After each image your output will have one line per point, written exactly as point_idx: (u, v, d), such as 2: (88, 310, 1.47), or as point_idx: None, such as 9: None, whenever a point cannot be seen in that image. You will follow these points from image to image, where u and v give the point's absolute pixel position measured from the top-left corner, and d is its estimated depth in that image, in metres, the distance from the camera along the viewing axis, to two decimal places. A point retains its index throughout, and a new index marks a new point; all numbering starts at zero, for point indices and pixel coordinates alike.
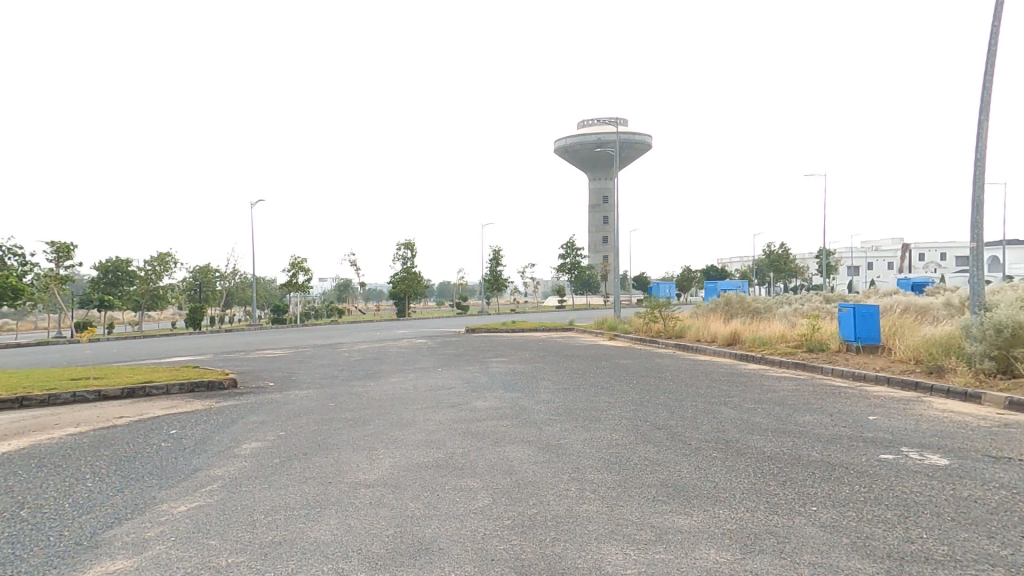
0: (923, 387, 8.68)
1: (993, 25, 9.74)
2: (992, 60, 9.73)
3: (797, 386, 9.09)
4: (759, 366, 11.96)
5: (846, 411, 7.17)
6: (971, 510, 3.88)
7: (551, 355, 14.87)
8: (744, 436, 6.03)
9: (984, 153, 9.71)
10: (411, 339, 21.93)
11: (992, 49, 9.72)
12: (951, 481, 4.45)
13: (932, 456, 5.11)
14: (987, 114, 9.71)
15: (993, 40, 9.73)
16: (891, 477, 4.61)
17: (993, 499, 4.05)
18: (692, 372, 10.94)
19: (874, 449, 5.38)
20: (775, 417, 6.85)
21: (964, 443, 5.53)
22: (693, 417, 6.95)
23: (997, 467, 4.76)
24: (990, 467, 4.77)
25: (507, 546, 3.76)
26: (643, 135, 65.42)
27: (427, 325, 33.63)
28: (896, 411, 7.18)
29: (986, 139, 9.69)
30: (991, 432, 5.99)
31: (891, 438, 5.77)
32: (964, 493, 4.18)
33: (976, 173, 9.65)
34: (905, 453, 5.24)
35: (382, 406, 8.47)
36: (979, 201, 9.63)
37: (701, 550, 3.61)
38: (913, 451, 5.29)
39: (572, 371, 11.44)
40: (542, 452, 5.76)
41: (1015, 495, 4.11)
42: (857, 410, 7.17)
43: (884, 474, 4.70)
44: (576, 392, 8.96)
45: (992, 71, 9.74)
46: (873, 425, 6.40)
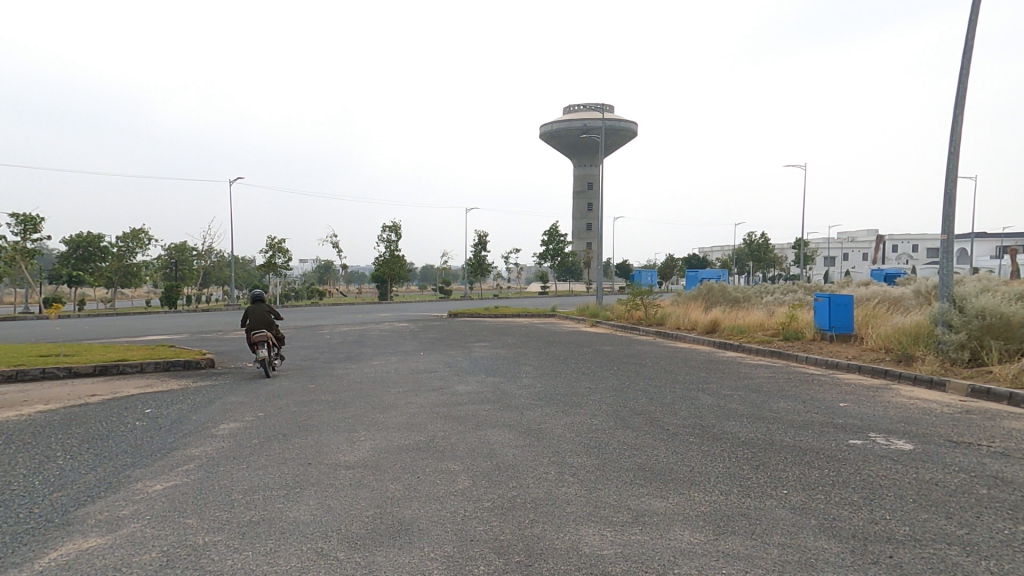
0: (891, 373, 9.01)
1: (971, 18, 9.88)
2: (968, 53, 9.93)
3: (772, 374, 9.32)
4: (736, 354, 12.24)
5: (818, 398, 7.35)
6: (931, 493, 4.04)
7: (533, 340, 15.00)
8: (720, 421, 6.17)
9: (956, 150, 9.94)
10: (394, 323, 22.00)
11: (969, 40, 9.91)
12: (913, 465, 4.63)
13: (898, 441, 5.30)
14: (961, 110, 9.93)
15: (971, 36, 9.90)
16: (858, 461, 4.79)
17: (952, 483, 4.22)
18: (671, 359, 11.08)
19: (844, 435, 5.55)
20: (749, 403, 7.02)
21: (928, 429, 5.74)
22: (671, 403, 7.07)
23: (957, 452, 4.95)
24: (952, 452, 4.96)
25: (486, 528, 3.81)
26: (628, 124, 65.37)
27: (410, 308, 33.49)
28: (866, 398, 7.39)
29: (958, 135, 9.94)
30: (954, 418, 6.23)
31: (859, 424, 5.96)
32: (926, 477, 4.34)
33: (949, 164, 9.89)
34: (872, 439, 5.42)
35: (363, 389, 8.45)
36: (951, 192, 9.89)
37: (676, 532, 3.71)
38: (880, 437, 5.48)
39: (554, 356, 11.50)
40: (523, 435, 5.81)
41: (974, 478, 4.29)
42: (829, 398, 7.35)
43: (851, 458, 4.87)
44: (557, 377, 9.05)
45: (968, 66, 9.93)
46: (843, 411, 6.60)
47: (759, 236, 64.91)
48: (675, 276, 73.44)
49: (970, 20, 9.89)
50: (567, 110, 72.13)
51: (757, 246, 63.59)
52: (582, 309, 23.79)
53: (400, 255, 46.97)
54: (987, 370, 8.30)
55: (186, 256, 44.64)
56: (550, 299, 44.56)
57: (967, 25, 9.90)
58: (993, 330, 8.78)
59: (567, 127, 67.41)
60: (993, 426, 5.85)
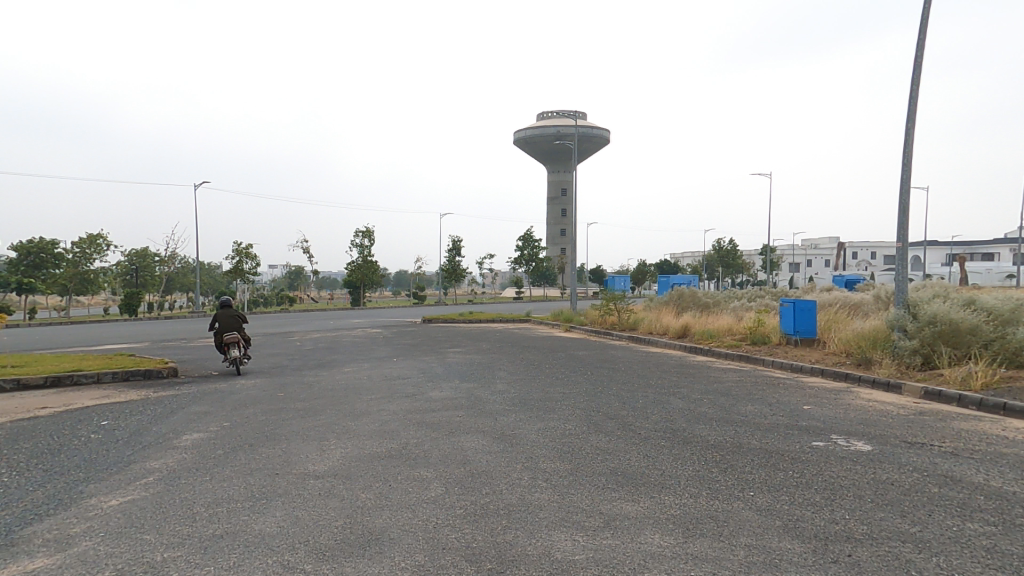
0: (852, 377, 9.31)
1: (920, 36, 10.36)
2: (919, 69, 10.40)
3: (740, 377, 9.53)
4: (706, 358, 12.47)
5: (783, 401, 7.55)
6: (887, 492, 4.20)
7: (507, 345, 15.01)
8: (690, 425, 6.28)
9: (909, 161, 10.38)
10: (367, 328, 21.73)
11: (919, 56, 10.38)
12: (872, 465, 4.80)
13: (857, 442, 5.49)
14: (913, 123, 10.38)
15: (920, 53, 10.37)
16: (820, 462, 4.94)
17: (907, 482, 4.39)
18: (643, 364, 11.23)
19: (807, 437, 5.72)
20: (719, 407, 7.16)
21: (886, 430, 5.96)
22: (643, 407, 7.17)
23: (911, 452, 5.16)
24: (907, 452, 5.16)
25: (459, 535, 3.80)
26: (601, 131, 66.35)
27: (383, 314, 33.14)
28: (828, 401, 7.63)
29: (911, 148, 10.39)
30: (910, 420, 6.48)
31: (822, 426, 6.15)
32: (883, 477, 4.51)
33: (903, 174, 10.32)
34: (834, 440, 5.59)
35: (334, 396, 8.32)
36: (905, 201, 10.32)
37: (647, 535, 3.76)
38: (840, 438, 5.66)
39: (528, 361, 11.53)
40: (496, 441, 5.81)
41: (927, 477, 4.47)
42: (793, 401, 7.56)
43: (814, 459, 5.02)
44: (532, 382, 9.08)
45: (919, 82, 10.40)
46: (806, 414, 6.80)
47: (728, 241, 66.43)
48: (647, 281, 74.58)
49: (921, 37, 10.36)
50: (540, 116, 72.57)
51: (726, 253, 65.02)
52: (556, 314, 23.95)
53: (374, 260, 46.45)
54: (940, 374, 8.65)
55: (147, 262, 43.16)
56: (524, 305, 44.68)
57: (917, 42, 10.36)
58: (945, 335, 9.16)
59: (540, 133, 67.86)
60: (945, 427, 6.11)
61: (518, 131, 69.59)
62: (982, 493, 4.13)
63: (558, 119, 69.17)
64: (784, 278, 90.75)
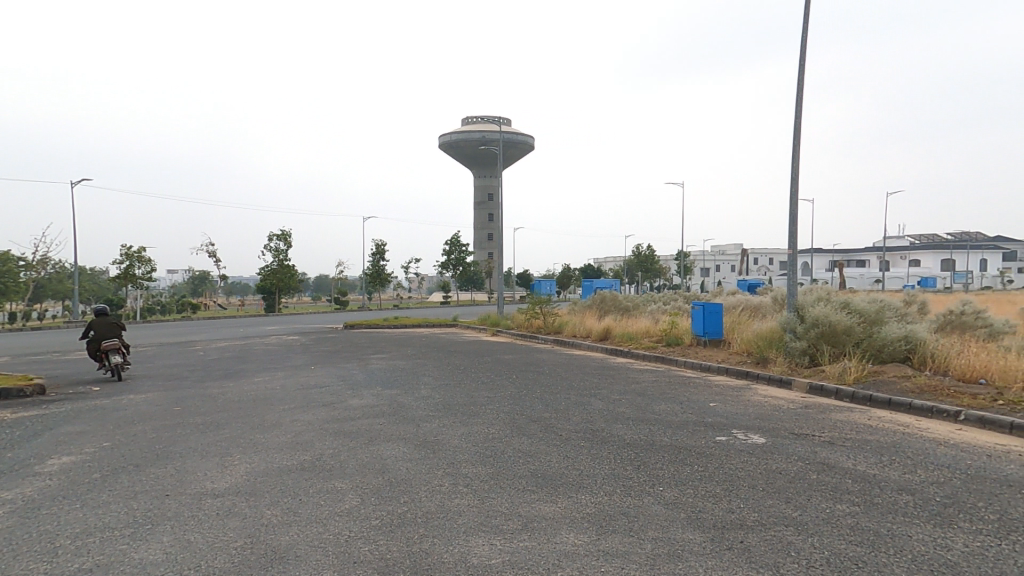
0: (751, 375, 10.01)
1: (802, 59, 11.32)
2: (801, 89, 11.37)
3: (657, 377, 10.00)
4: (626, 360, 12.93)
5: (693, 399, 8.01)
6: (777, 480, 4.55)
7: (436, 350, 14.87)
8: (609, 425, 6.51)
9: (796, 174, 11.31)
10: (280, 336, 20.68)
11: (801, 78, 11.31)
12: (765, 456, 5.19)
13: (754, 435, 5.92)
14: (798, 138, 11.34)
15: (802, 74, 11.34)
16: (722, 455, 5.27)
17: (792, 470, 4.78)
18: (567, 366, 11.50)
19: (712, 432, 6.09)
20: (636, 407, 7.47)
21: (779, 423, 6.48)
22: (564, 409, 7.34)
23: (798, 442, 5.64)
24: (795, 443, 5.62)
25: (371, 547, 3.71)
26: (525, 136, 67.18)
27: (298, 320, 31.79)
28: (733, 397, 8.16)
29: (797, 163, 11.34)
30: (799, 412, 7.08)
31: (725, 422, 6.57)
32: (773, 467, 4.87)
33: (792, 186, 11.26)
34: (735, 435, 5.99)
35: (242, 409, 7.87)
36: (794, 210, 11.26)
37: (562, 535, 3.84)
38: (739, 433, 6.07)
39: (454, 366, 11.49)
40: (417, 448, 5.73)
41: (807, 465, 4.89)
42: (702, 398, 8.04)
43: (716, 453, 5.36)
44: (456, 387, 9.04)
45: (802, 100, 11.36)
46: (712, 410, 7.25)
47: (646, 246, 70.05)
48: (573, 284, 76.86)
49: (803, 61, 11.31)
50: (466, 121, 72.43)
51: (649, 258, 67.88)
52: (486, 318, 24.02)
53: (291, 266, 44.30)
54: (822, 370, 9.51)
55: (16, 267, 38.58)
56: (452, 309, 44.46)
57: (799, 64, 11.31)
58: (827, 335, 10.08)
59: (467, 138, 67.77)
60: (825, 418, 6.70)
61: (443, 136, 69.45)
62: (851, 477, 4.56)
63: (486, 125, 69.51)
64: (699, 281, 96.78)
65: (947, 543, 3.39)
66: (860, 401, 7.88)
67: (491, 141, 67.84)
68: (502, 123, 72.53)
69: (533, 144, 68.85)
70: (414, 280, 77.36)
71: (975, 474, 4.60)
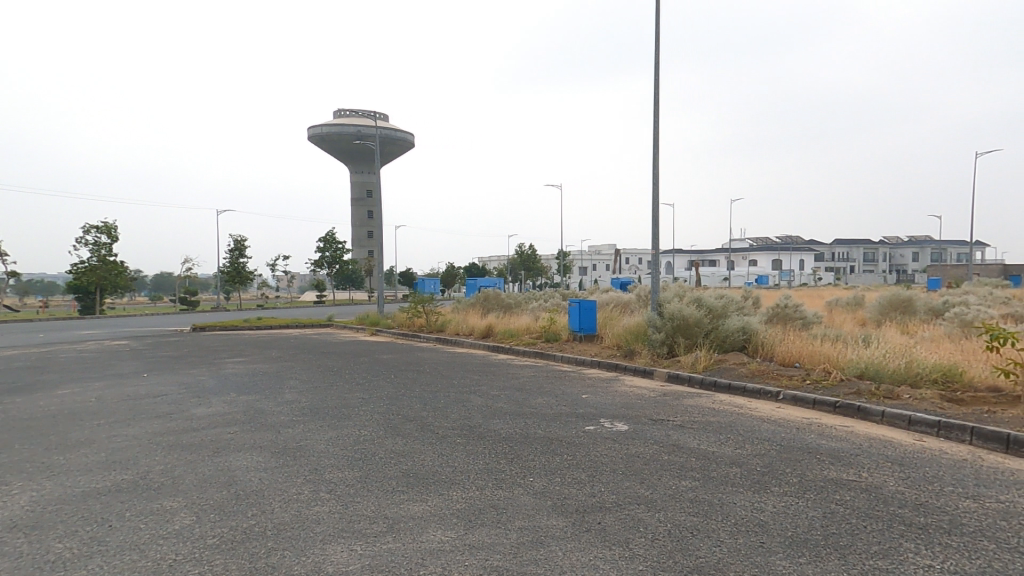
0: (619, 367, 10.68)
1: (657, 74, 12.33)
2: (657, 102, 12.39)
3: (535, 373, 10.29)
4: (507, 358, 13.10)
5: (567, 392, 8.33)
6: (635, 463, 4.84)
7: (309, 352, 13.83)
8: (485, 420, 6.52)
9: (654, 184, 12.37)
10: (108, 342, 17.94)
11: (657, 93, 12.29)
12: (627, 442, 5.52)
13: (618, 423, 6.28)
14: (656, 147, 12.37)
15: (657, 89, 12.36)
16: (588, 444, 5.50)
17: (647, 453, 5.12)
18: (449, 364, 11.43)
19: (582, 422, 6.36)
20: (513, 401, 7.59)
21: (641, 411, 6.96)
22: (442, 407, 7.24)
23: (655, 427, 6.08)
24: (653, 428, 6.05)
25: (202, 569, 3.29)
26: (405, 135, 66.85)
27: (132, 324, 27.91)
28: (603, 389, 8.64)
29: (655, 172, 12.40)
30: (658, 400, 7.68)
31: (595, 412, 6.91)
32: (631, 451, 5.20)
33: (653, 191, 12.26)
34: (602, 424, 6.31)
35: (47, 427, 6.67)
36: (654, 214, 12.25)
37: (429, 533, 3.72)
38: (606, 421, 6.42)
39: (325, 368, 10.86)
40: (276, 456, 5.27)
41: (660, 447, 5.28)
42: (575, 391, 8.40)
43: (584, 442, 5.58)
44: (328, 389, 8.54)
45: (658, 113, 12.39)
46: (584, 402, 7.60)
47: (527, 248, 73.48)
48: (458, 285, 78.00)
49: (658, 78, 12.33)
50: (342, 113, 70.68)
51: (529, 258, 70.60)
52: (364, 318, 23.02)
53: (117, 262, 38.61)
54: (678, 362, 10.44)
55: None
56: (325, 308, 42.85)
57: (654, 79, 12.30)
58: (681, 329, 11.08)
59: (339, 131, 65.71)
60: (678, 404, 7.34)
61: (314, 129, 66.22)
62: (693, 456, 4.99)
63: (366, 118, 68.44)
64: (575, 281, 103.25)
65: (761, 506, 3.90)
66: (707, 387, 8.75)
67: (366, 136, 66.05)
68: (379, 118, 71.48)
69: (412, 141, 68.65)
70: (285, 278, 71.67)
71: (788, 444, 5.29)
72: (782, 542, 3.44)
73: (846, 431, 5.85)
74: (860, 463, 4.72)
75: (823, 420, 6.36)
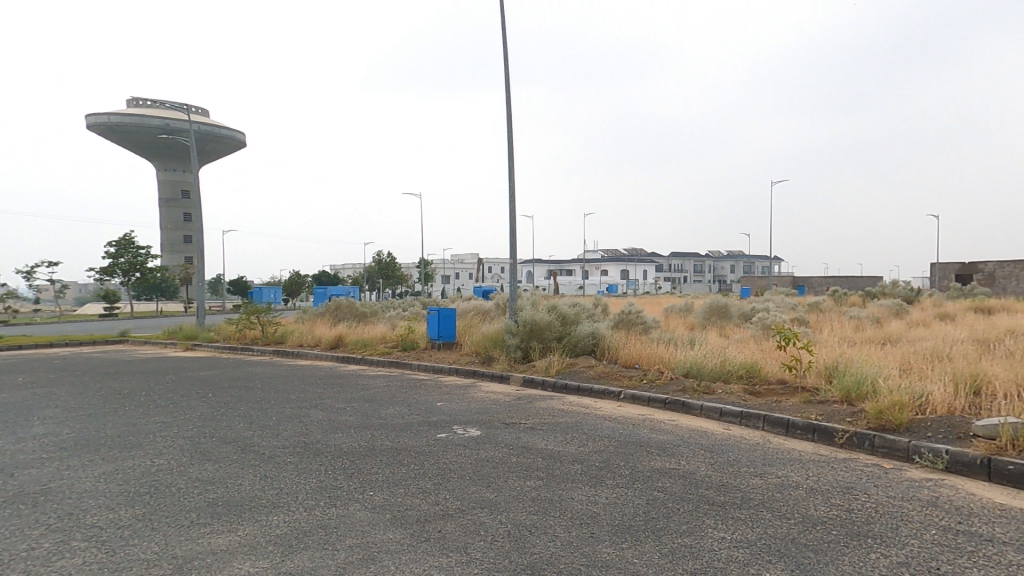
0: (478, 374, 10.93)
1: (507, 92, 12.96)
2: (510, 118, 13.00)
3: (388, 383, 10.12)
4: (358, 368, 12.66)
5: (422, 401, 8.30)
6: (483, 468, 4.96)
7: (100, 375, 11.89)
8: (327, 435, 6.22)
9: (511, 196, 12.84)
10: None
11: (508, 112, 13.01)
12: (478, 447, 5.65)
13: (471, 429, 6.40)
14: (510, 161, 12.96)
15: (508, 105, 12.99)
16: (439, 452, 5.52)
17: (496, 457, 5.29)
18: (288, 378, 10.73)
19: (435, 430, 6.38)
20: (361, 413, 7.38)
21: (495, 415, 7.19)
22: (276, 425, 6.77)
23: (506, 431, 6.32)
24: (505, 431, 6.27)
25: None
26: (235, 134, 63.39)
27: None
28: (460, 396, 8.77)
29: (511, 186, 12.98)
30: (513, 404, 7.99)
31: (447, 419, 6.98)
32: (482, 456, 5.33)
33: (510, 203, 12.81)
34: (455, 431, 6.37)
35: None
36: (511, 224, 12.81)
37: (235, 566, 3.38)
38: (459, 428, 6.51)
39: (117, 391, 9.52)
40: (9, 506, 4.41)
41: (510, 450, 5.48)
42: (431, 399, 8.40)
43: (434, 450, 5.59)
44: (97, 418, 7.40)
45: (511, 128, 13.01)
46: (439, 409, 7.65)
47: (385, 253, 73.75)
48: (303, 295, 73.22)
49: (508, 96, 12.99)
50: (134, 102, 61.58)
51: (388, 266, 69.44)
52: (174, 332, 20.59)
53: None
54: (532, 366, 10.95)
55: None
56: (125, 322, 37.64)
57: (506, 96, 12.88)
58: (534, 334, 11.63)
59: (140, 121, 58.35)
60: (531, 407, 7.72)
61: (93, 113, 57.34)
62: (541, 456, 5.29)
63: (170, 110, 60.99)
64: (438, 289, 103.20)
65: (596, 498, 4.35)
66: (556, 388, 9.42)
67: (178, 130, 58.64)
68: (190, 113, 64.90)
69: (244, 142, 64.88)
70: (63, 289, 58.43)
71: (624, 440, 5.94)
72: (609, 531, 3.89)
73: (673, 424, 6.72)
74: (682, 452, 5.59)
75: (654, 415, 7.24)
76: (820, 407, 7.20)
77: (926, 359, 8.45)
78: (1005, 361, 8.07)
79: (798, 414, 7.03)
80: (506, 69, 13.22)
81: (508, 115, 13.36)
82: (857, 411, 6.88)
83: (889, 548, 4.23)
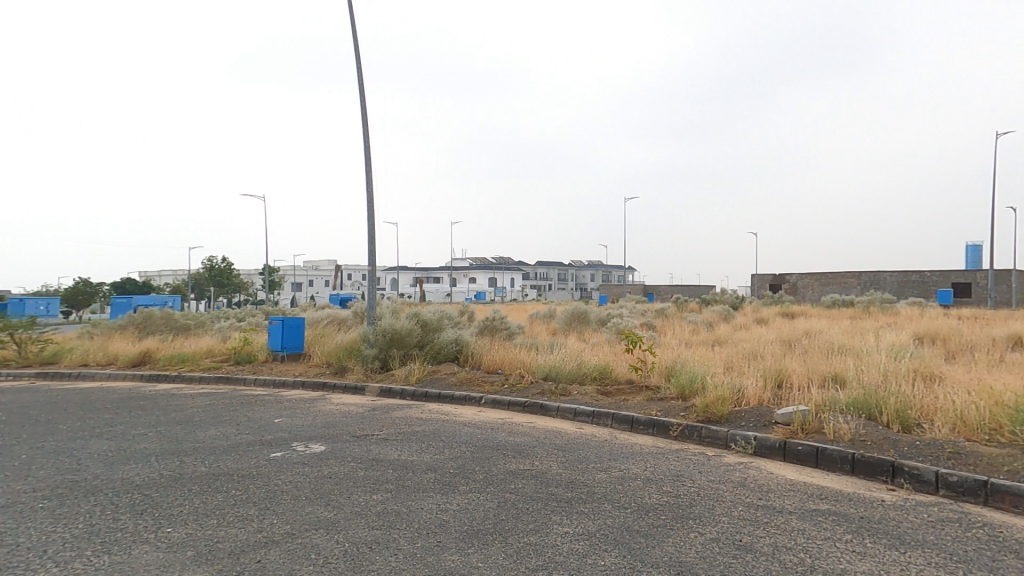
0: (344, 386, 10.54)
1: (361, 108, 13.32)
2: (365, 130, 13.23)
3: (210, 402, 9.54)
4: (178, 386, 11.83)
5: (259, 419, 7.89)
6: (322, 485, 4.81)
7: None
8: (110, 468, 5.66)
9: (369, 211, 12.95)
10: None
11: (363, 138, 13.63)
12: (319, 464, 5.46)
13: (314, 445, 6.18)
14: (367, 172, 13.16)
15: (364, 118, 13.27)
16: (271, 473, 5.24)
17: (342, 472, 5.17)
18: (74, 405, 9.64)
19: (269, 450, 6.08)
20: (169, 439, 6.83)
21: (342, 428, 7.05)
22: (30, 464, 5.90)
23: (355, 444, 6.21)
24: (353, 444, 6.17)
25: None
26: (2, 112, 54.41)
27: None
28: (302, 410, 8.47)
29: (369, 203, 13.25)
30: (365, 415, 7.85)
31: (286, 436, 6.70)
32: (325, 472, 5.17)
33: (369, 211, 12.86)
34: (294, 448, 6.10)
35: None
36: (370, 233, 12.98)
37: None
38: (301, 445, 6.24)
39: None
40: None
41: (358, 464, 5.40)
42: (270, 417, 7.98)
43: (265, 471, 5.29)
44: None
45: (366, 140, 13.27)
46: (275, 427, 7.33)
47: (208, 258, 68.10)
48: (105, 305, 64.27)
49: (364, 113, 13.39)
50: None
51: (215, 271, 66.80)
52: None
53: None
54: (391, 375, 10.95)
55: None
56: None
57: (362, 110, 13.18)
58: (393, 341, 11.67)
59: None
60: (387, 416, 7.66)
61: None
62: (393, 467, 5.30)
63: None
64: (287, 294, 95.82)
65: (447, 505, 4.43)
66: (421, 398, 9.48)
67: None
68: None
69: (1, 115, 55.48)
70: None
71: (481, 444, 6.15)
72: (457, 537, 3.96)
73: (533, 427, 7.19)
74: (536, 453, 5.96)
75: (514, 419, 7.68)
76: (659, 403, 8.39)
77: (740, 358, 10.23)
78: (797, 358, 10.23)
79: (642, 412, 8.10)
80: (359, 101, 14.03)
81: (365, 143, 14.19)
82: (687, 405, 8.19)
83: (705, 527, 4.85)
